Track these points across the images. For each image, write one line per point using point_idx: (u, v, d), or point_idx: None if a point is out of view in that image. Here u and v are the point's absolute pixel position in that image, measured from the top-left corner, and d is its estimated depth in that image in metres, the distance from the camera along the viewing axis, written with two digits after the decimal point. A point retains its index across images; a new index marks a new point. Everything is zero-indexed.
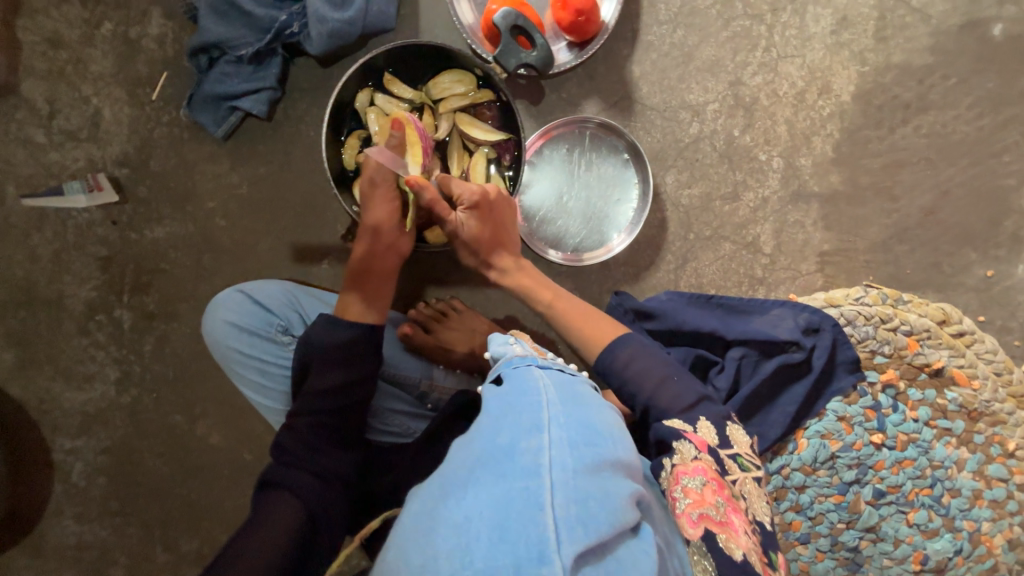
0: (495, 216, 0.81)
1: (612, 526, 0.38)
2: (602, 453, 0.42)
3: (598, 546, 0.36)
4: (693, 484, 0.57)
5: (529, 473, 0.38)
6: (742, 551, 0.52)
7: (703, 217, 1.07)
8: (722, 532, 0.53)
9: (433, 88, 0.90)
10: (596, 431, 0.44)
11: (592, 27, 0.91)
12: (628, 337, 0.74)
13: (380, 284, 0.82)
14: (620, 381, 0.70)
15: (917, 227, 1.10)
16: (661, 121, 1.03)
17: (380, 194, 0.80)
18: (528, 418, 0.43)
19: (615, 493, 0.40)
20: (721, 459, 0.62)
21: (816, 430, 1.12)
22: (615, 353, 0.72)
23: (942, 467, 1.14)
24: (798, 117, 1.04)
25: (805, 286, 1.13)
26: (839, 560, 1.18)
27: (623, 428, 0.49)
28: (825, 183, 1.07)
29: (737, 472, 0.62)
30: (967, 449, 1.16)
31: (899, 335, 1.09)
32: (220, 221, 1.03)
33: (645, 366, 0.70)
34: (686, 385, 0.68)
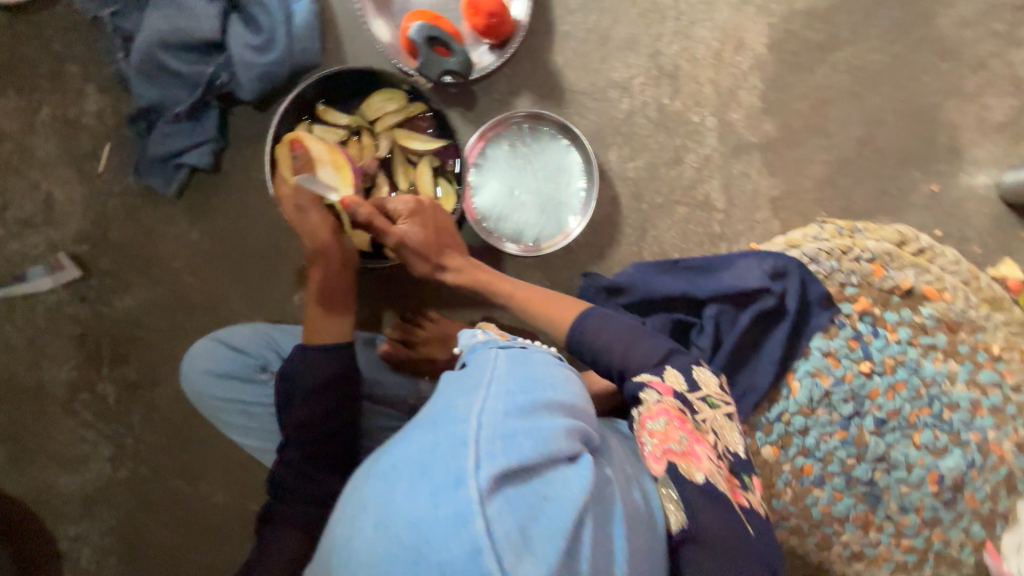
0: (438, 222, 0.84)
1: (542, 454, 0.39)
2: (540, 400, 0.44)
3: (525, 469, 0.38)
4: (657, 426, 0.61)
5: (456, 418, 0.40)
6: (704, 475, 0.56)
7: (653, 186, 1.10)
8: (685, 461, 0.57)
9: (366, 110, 0.94)
10: (534, 381, 0.47)
11: (505, 27, 0.95)
12: (591, 310, 0.77)
13: (342, 303, 0.85)
14: (592, 352, 0.73)
15: (856, 158, 1.14)
16: (592, 103, 1.07)
17: (315, 220, 0.83)
18: (468, 380, 0.46)
19: (548, 429, 0.42)
20: (690, 402, 0.64)
21: (807, 370, 1.15)
22: (581, 328, 0.75)
23: (936, 384, 1.16)
24: (721, 75, 1.09)
25: (765, 233, 1.16)
26: (858, 496, 1.19)
27: (569, 381, 0.51)
28: (760, 132, 1.11)
29: (705, 410, 0.65)
30: (956, 362, 1.17)
31: (863, 263, 1.12)
32: (186, 278, 1.04)
33: (611, 333, 0.73)
34: (652, 343, 0.71)
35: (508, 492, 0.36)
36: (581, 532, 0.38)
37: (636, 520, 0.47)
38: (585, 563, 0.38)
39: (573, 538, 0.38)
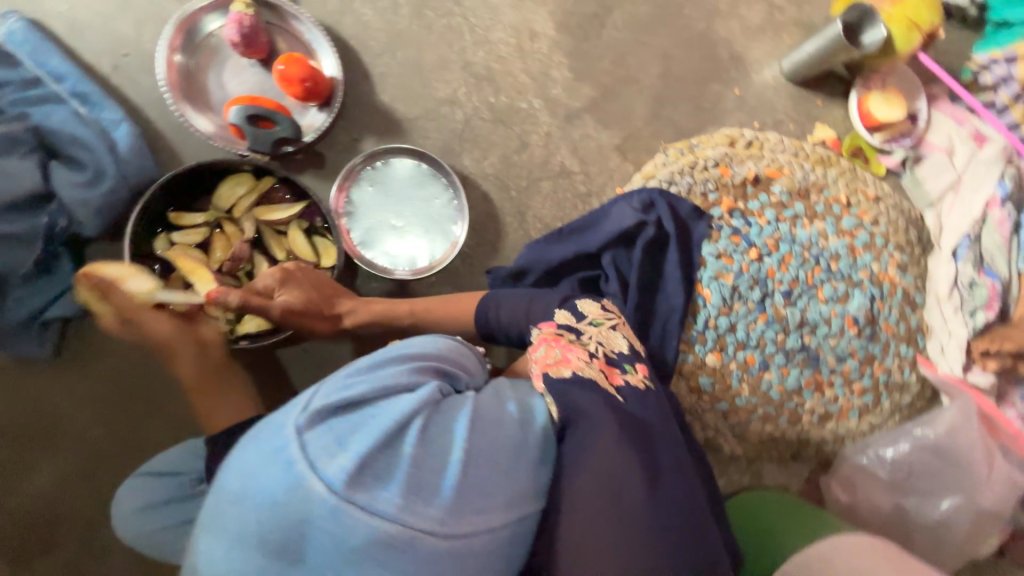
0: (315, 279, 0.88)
1: (374, 386, 0.48)
2: (384, 354, 0.53)
3: (355, 398, 0.46)
4: (537, 353, 0.68)
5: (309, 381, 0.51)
6: (571, 370, 0.63)
7: (513, 173, 1.21)
8: (556, 367, 0.64)
9: (218, 201, 0.97)
10: (396, 346, 0.56)
11: (322, 87, 1.04)
12: (489, 292, 0.85)
13: (229, 383, 0.83)
14: (501, 328, 0.81)
15: (666, 90, 1.32)
16: (430, 123, 1.17)
17: (157, 318, 0.80)
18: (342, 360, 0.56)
19: (388, 371, 0.50)
20: (575, 327, 0.71)
21: (710, 275, 1.27)
22: (484, 311, 0.82)
23: (814, 244, 1.32)
24: (529, 63, 1.23)
25: (624, 177, 1.29)
26: (801, 364, 1.30)
27: (440, 344, 0.60)
28: (581, 97, 1.25)
29: (587, 328, 0.71)
30: (820, 220, 1.34)
31: (711, 170, 1.28)
32: (95, 430, 0.99)
33: (509, 305, 0.81)
34: (547, 298, 0.78)
35: (334, 415, 0.45)
36: (406, 431, 0.45)
37: (499, 428, 0.51)
38: (409, 449, 0.44)
39: (398, 435, 0.45)
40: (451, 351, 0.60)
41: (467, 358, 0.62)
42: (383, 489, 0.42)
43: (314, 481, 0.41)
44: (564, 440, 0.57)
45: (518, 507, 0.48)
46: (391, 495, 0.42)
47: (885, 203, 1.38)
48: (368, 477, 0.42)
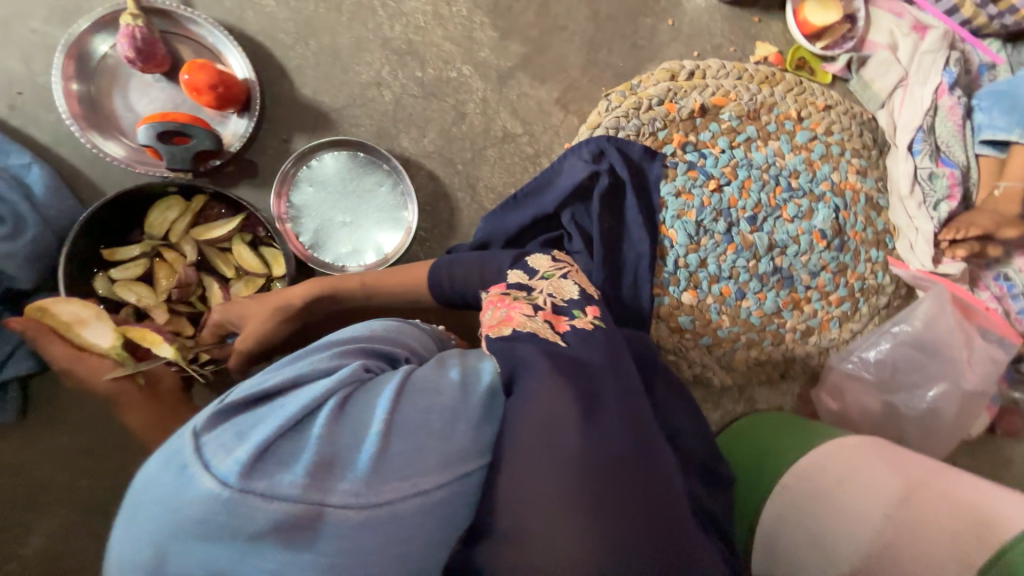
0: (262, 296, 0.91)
1: (288, 381, 0.49)
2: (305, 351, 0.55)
3: (266, 394, 0.47)
4: (484, 316, 0.69)
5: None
6: (512, 328, 0.63)
7: (456, 147, 1.17)
8: (498, 327, 0.64)
9: (152, 229, 0.93)
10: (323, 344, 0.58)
11: (236, 90, 0.98)
12: (442, 261, 0.86)
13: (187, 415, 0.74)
14: (458, 294, 0.84)
15: (597, 33, 1.27)
16: (360, 110, 1.12)
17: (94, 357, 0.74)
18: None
19: (304, 365, 0.52)
20: (524, 284, 0.73)
21: (672, 215, 1.25)
22: (439, 281, 0.85)
23: (772, 165, 1.31)
24: (450, 29, 1.17)
25: (570, 130, 1.26)
26: (776, 287, 1.31)
27: (374, 333, 0.62)
28: (512, 55, 1.21)
29: (537, 284, 0.71)
30: (774, 140, 1.33)
31: (657, 108, 1.25)
32: (82, 481, 0.97)
33: (462, 272, 0.83)
34: (498, 258, 0.83)
35: (239, 414, 0.45)
36: (317, 412, 0.45)
37: (429, 394, 0.50)
38: (318, 430, 0.44)
39: (306, 419, 0.45)
40: (385, 332, 0.64)
41: (408, 335, 0.67)
42: (287, 472, 0.41)
43: (206, 479, 0.40)
44: (510, 394, 0.55)
45: (450, 468, 0.47)
46: (296, 476, 0.41)
47: (836, 110, 1.36)
48: (271, 462, 0.41)
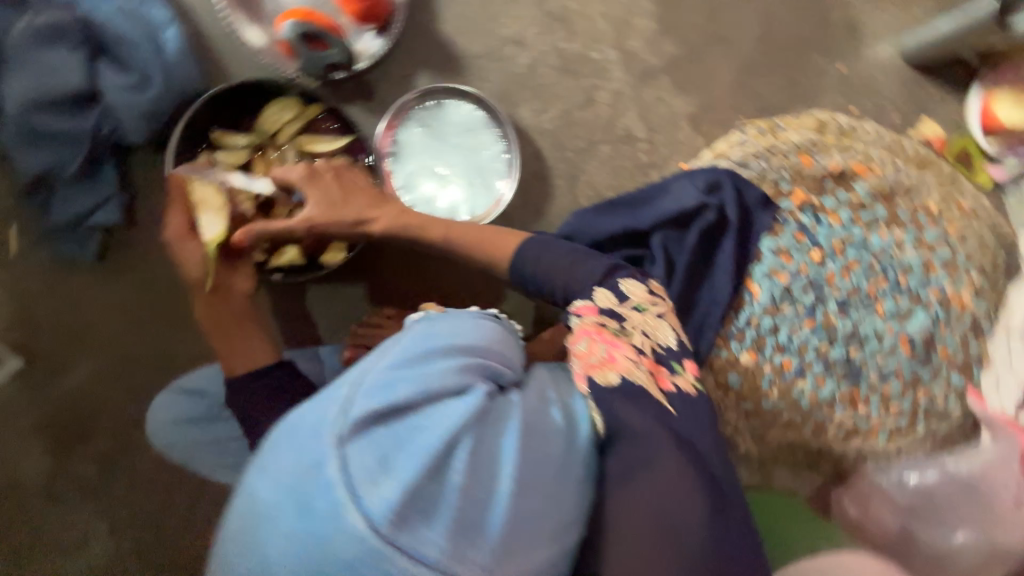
0: (342, 184, 0.83)
1: (421, 395, 0.43)
2: (428, 347, 0.49)
3: (400, 411, 0.42)
4: (580, 346, 0.65)
5: (349, 375, 0.47)
6: (618, 376, 0.61)
7: (572, 132, 1.11)
8: (601, 370, 0.61)
9: (262, 123, 0.92)
10: (436, 337, 0.50)
11: (382, 8, 0.95)
12: (531, 241, 0.78)
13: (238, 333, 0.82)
14: (534, 282, 0.76)
15: (758, 56, 1.16)
16: (492, 64, 1.06)
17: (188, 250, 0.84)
18: (381, 345, 0.51)
19: (432, 372, 0.46)
20: (618, 312, 0.67)
21: (763, 271, 1.16)
22: (520, 262, 0.77)
23: (886, 253, 1.18)
24: (610, 8, 1.10)
25: (691, 151, 1.17)
26: (840, 377, 1.19)
27: (486, 333, 0.55)
28: (662, 54, 1.12)
29: (632, 315, 0.68)
30: (899, 227, 1.18)
31: (789, 157, 1.15)
32: (130, 338, 1.00)
33: (549, 262, 0.75)
34: (594, 262, 0.73)
35: (373, 432, 0.41)
36: (454, 453, 0.41)
37: (547, 449, 0.47)
38: (458, 479, 0.41)
39: (444, 459, 0.41)
40: (496, 338, 0.56)
41: (508, 347, 0.57)
42: (428, 528, 0.39)
43: (355, 514, 0.39)
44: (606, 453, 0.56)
45: (562, 537, 0.47)
46: (435, 533, 0.39)
47: (976, 219, 1.22)
48: (412, 512, 0.39)
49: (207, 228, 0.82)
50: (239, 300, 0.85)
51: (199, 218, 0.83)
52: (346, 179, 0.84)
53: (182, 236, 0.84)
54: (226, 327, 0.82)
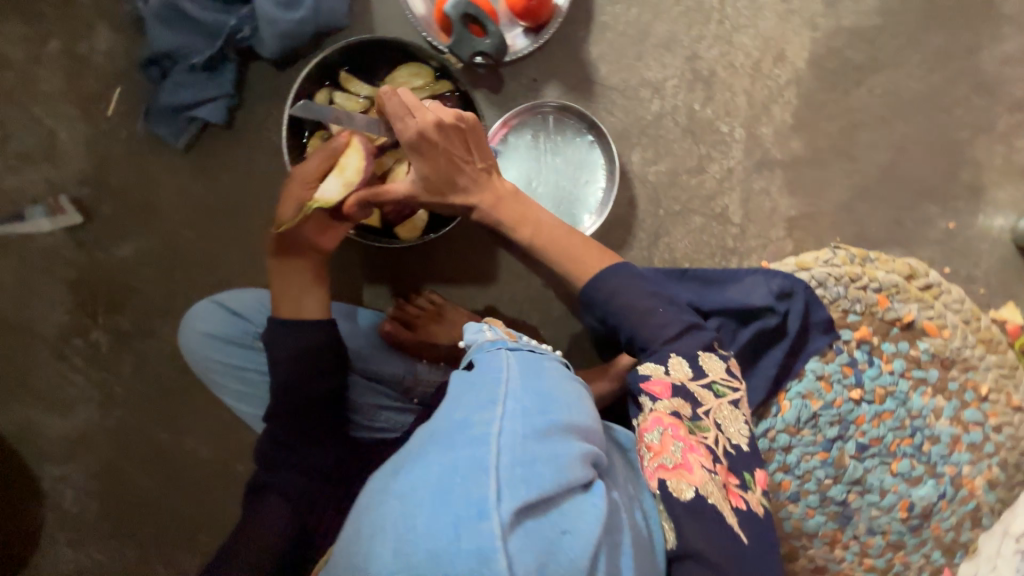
0: (446, 148, 0.72)
1: (562, 484, 0.40)
2: (554, 419, 0.44)
3: (546, 501, 0.38)
4: (653, 438, 0.60)
5: (477, 439, 0.40)
6: (693, 489, 0.55)
7: (672, 192, 1.09)
8: (674, 477, 0.56)
9: (391, 82, 0.90)
10: (550, 401, 0.46)
11: (544, 11, 0.93)
12: (615, 270, 0.72)
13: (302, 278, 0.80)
14: (603, 313, 0.71)
15: (879, 186, 1.12)
16: (622, 100, 1.05)
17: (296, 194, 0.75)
18: (485, 393, 0.45)
19: (565, 454, 0.42)
20: (691, 391, 0.63)
21: (798, 391, 1.10)
22: (597, 287, 0.71)
23: (921, 416, 1.14)
24: (755, 86, 1.07)
25: (777, 252, 1.13)
26: (830, 516, 1.14)
27: (584, 400, 0.51)
28: (787, 150, 1.10)
29: (710, 401, 0.63)
30: (943, 396, 1.15)
31: (869, 292, 1.11)
32: (187, 234, 1.00)
33: (628, 299, 0.69)
34: (672, 315, 0.69)
35: (529, 527, 0.36)
36: (596, 561, 0.39)
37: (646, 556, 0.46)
38: None
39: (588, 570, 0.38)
40: (597, 420, 0.51)
41: (591, 416, 0.50)
42: None
43: None
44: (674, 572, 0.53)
45: None
46: None
47: None
48: None
49: (326, 188, 0.74)
50: (306, 254, 0.80)
51: (326, 171, 0.75)
52: (452, 142, 0.73)
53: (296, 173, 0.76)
54: (290, 270, 0.80)
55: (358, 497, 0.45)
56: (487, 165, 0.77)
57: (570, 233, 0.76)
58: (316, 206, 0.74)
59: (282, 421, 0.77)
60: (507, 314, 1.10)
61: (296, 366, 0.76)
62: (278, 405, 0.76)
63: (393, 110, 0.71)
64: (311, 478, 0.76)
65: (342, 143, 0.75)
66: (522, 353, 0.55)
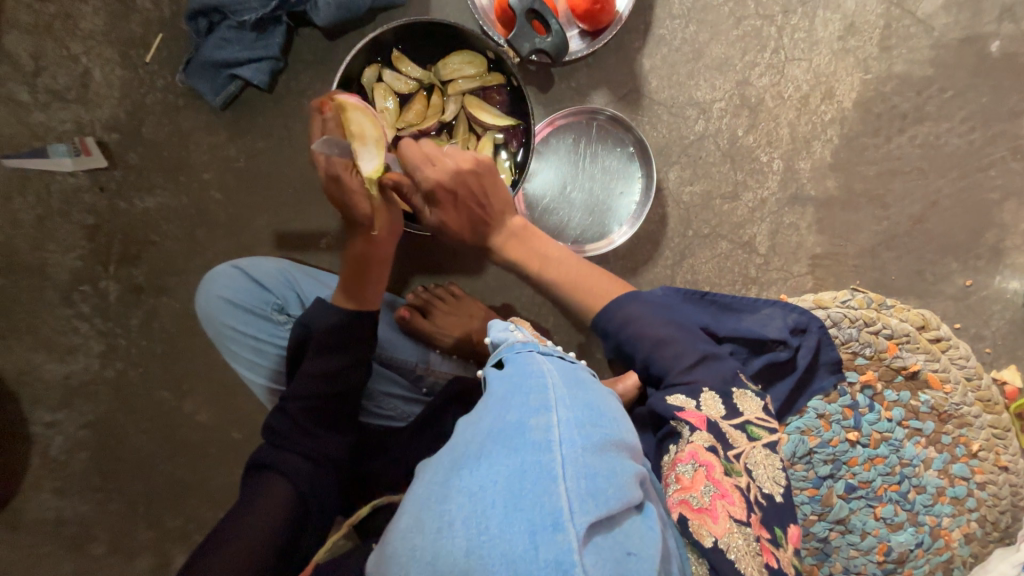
0: (462, 196, 0.76)
1: (622, 502, 0.42)
2: (607, 434, 0.46)
3: (611, 517, 0.40)
4: (685, 471, 0.61)
5: (539, 446, 0.41)
6: (714, 538, 0.55)
7: (703, 215, 1.08)
8: (697, 518, 0.57)
9: (442, 68, 0.89)
10: (599, 413, 0.47)
11: (606, 16, 0.92)
12: (625, 300, 0.74)
13: (378, 270, 0.81)
14: (616, 341, 0.73)
15: (906, 235, 1.13)
16: (667, 116, 1.06)
17: (353, 185, 0.75)
18: (536, 397, 0.46)
19: (620, 471, 0.44)
20: (723, 430, 0.65)
21: (797, 426, 1.02)
22: (610, 316, 0.73)
23: (911, 465, 1.06)
24: (800, 121, 1.08)
25: (795, 287, 1.13)
26: (810, 551, 1.06)
27: (624, 413, 0.53)
28: (822, 188, 1.10)
29: (742, 442, 0.65)
30: (936, 449, 1.08)
31: (880, 337, 1.04)
32: (214, 194, 1.00)
33: (640, 328, 0.72)
34: (687, 345, 0.71)
35: (598, 543, 0.38)
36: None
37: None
38: None
39: None
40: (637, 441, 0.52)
41: (631, 435, 0.50)
42: None
43: None
44: None
45: None
46: None
47: (1015, 483, 1.09)
48: None
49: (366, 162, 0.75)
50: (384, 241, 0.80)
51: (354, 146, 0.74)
52: (466, 189, 0.76)
53: (340, 172, 0.74)
54: (363, 265, 0.80)
55: (406, 493, 0.45)
56: (504, 207, 0.79)
57: (579, 262, 0.80)
58: (375, 176, 0.75)
59: (299, 399, 0.76)
60: (523, 315, 1.10)
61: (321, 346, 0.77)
62: (299, 386, 0.76)
63: (411, 161, 0.75)
64: (315, 462, 0.74)
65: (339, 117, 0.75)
66: (557, 358, 0.56)
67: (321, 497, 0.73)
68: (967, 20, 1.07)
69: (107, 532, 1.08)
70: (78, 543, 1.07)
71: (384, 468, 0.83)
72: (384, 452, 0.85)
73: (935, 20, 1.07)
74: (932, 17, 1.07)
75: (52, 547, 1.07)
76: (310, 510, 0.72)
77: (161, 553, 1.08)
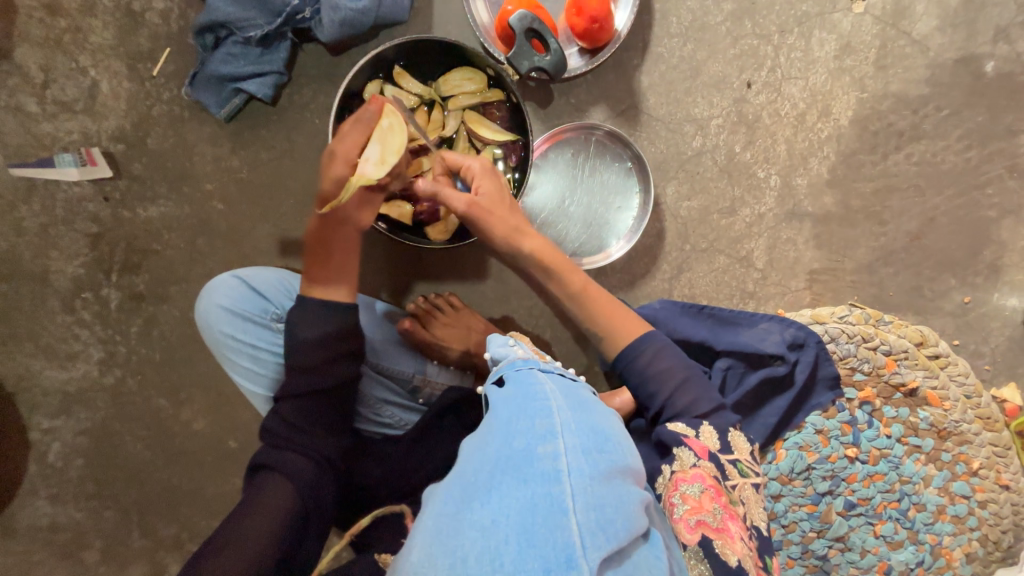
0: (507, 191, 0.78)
1: (630, 532, 0.42)
2: (613, 460, 0.46)
3: (621, 548, 0.40)
4: (691, 491, 0.61)
5: (549, 477, 0.41)
6: (736, 557, 0.56)
7: (701, 230, 1.09)
8: (718, 538, 0.57)
9: (442, 85, 0.91)
10: (605, 438, 0.47)
11: (604, 35, 0.93)
12: (652, 337, 0.74)
13: (342, 259, 0.78)
14: (639, 378, 0.72)
15: (904, 251, 1.13)
16: (665, 132, 1.07)
17: (337, 164, 0.74)
18: (541, 423, 0.46)
19: (628, 500, 0.44)
20: (722, 464, 0.65)
21: (795, 441, 1.01)
22: (637, 351, 0.73)
23: (911, 482, 1.05)
24: (798, 137, 1.09)
25: (794, 302, 1.13)
26: (808, 568, 1.04)
27: (627, 436, 0.52)
28: (819, 204, 1.11)
29: (735, 477, 0.65)
30: (936, 466, 1.07)
31: (879, 353, 1.04)
32: (216, 205, 1.02)
33: (665, 368, 0.71)
34: (704, 391, 0.71)
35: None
36: None
37: None
38: None
39: None
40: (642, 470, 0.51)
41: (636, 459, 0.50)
42: None
43: None
44: None
45: None
46: None
47: (1015, 501, 1.08)
48: None
49: (365, 163, 0.73)
50: (344, 230, 0.77)
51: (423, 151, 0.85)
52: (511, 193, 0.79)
53: (336, 154, 0.74)
54: (324, 246, 0.77)
55: (416, 520, 0.45)
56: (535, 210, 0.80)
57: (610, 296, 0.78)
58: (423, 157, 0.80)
59: (292, 399, 0.75)
60: (522, 327, 1.10)
61: (314, 348, 0.74)
62: (294, 378, 0.75)
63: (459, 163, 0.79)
64: (317, 464, 0.74)
65: (378, 112, 0.75)
66: (558, 377, 0.56)
67: (321, 504, 0.73)
68: (962, 40, 1.09)
69: (101, 539, 1.07)
70: (72, 551, 1.07)
71: (379, 480, 0.83)
72: (380, 463, 0.85)
73: (931, 40, 1.08)
74: (927, 38, 1.08)
75: (46, 554, 1.07)
76: (310, 516, 0.71)
77: (155, 561, 1.08)
